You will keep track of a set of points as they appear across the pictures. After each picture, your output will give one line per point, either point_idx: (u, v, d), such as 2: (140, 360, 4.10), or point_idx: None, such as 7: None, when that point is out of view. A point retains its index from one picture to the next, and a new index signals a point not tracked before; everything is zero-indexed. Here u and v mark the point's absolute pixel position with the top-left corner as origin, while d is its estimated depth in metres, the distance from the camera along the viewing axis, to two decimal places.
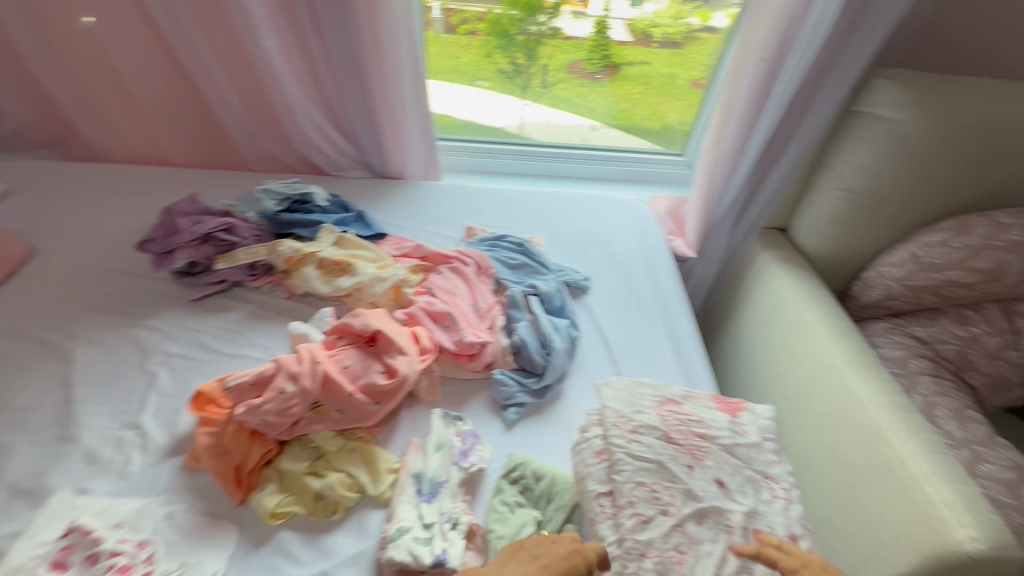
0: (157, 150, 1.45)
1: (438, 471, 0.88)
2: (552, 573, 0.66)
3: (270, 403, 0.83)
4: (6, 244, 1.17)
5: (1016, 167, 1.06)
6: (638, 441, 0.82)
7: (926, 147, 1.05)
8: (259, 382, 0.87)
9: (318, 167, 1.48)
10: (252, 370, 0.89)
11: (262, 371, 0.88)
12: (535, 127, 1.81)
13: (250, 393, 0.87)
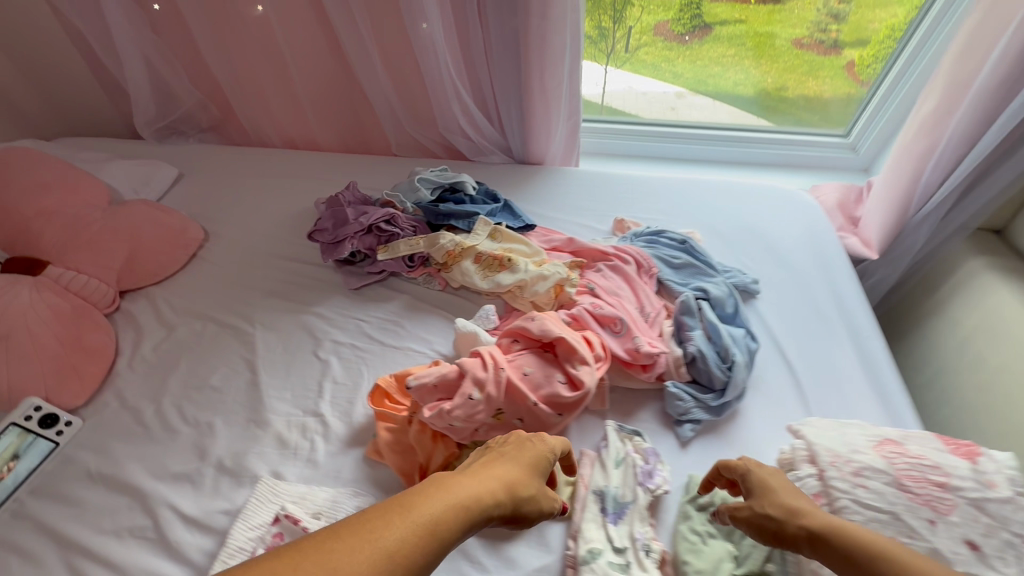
0: (306, 134, 1.48)
1: (621, 490, 0.84)
2: (533, 454, 0.78)
3: (458, 409, 0.82)
4: (188, 228, 1.24)
5: None
6: (864, 487, 0.71)
7: None
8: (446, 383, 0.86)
9: (458, 152, 1.45)
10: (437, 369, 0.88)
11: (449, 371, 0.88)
12: (614, 95, 1.66)
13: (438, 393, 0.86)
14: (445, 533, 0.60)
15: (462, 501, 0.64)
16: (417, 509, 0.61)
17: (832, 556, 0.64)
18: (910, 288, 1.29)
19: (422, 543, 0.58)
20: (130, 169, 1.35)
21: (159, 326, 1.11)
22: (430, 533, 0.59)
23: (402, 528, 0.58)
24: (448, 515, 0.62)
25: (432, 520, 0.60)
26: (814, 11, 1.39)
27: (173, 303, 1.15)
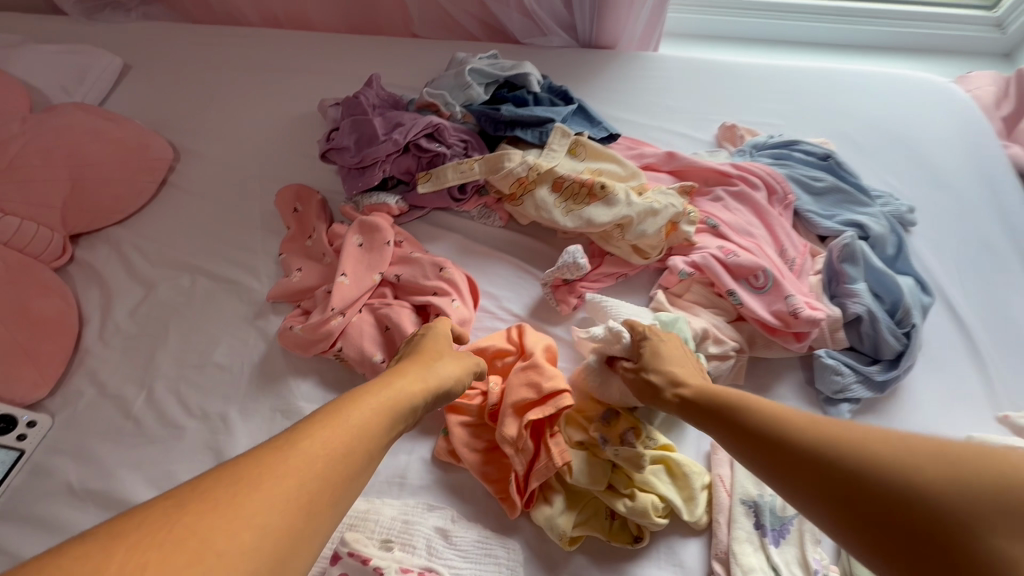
0: (293, 5, 1.09)
1: (779, 499, 0.65)
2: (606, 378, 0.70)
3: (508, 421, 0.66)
4: (149, 143, 0.91)
5: None
6: None
7: None
8: (310, 307, 0.78)
9: (504, 31, 1.08)
10: (295, 273, 0.81)
11: (301, 264, 0.82)
12: None
13: (294, 315, 0.78)
14: (368, 439, 0.43)
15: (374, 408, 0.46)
16: (325, 432, 0.41)
17: (743, 425, 0.51)
18: None
19: (347, 471, 0.40)
20: (53, 58, 0.98)
21: (131, 282, 0.83)
22: (359, 435, 0.43)
23: (307, 461, 0.38)
24: (376, 421, 0.45)
25: (357, 432, 0.43)
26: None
27: (144, 249, 0.86)
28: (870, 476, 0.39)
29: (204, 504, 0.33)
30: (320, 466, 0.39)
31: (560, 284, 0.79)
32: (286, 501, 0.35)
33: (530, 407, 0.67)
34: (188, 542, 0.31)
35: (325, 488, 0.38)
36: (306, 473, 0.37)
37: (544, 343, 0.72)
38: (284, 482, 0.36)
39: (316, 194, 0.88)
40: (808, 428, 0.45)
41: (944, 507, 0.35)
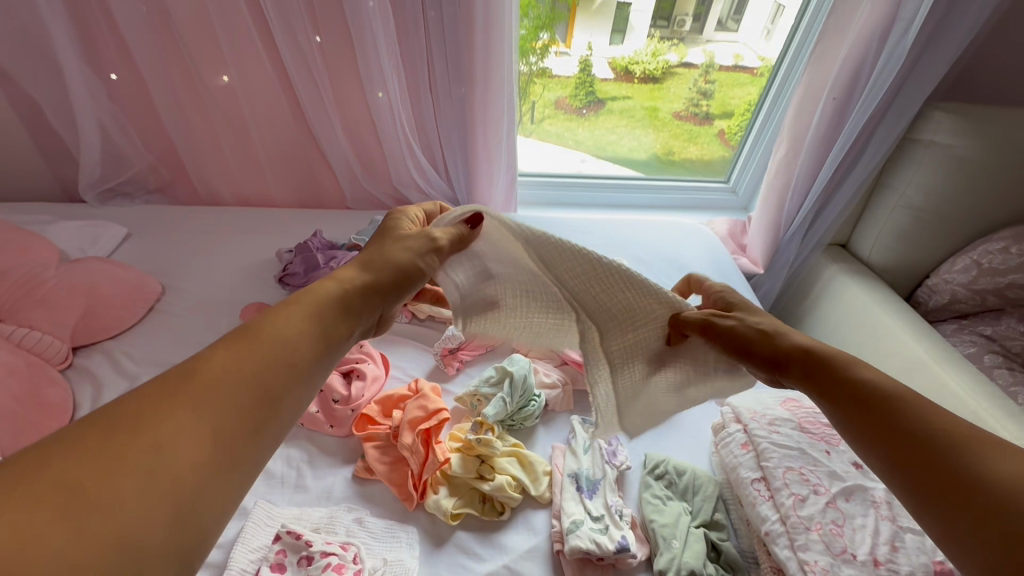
0: (261, 192, 1.58)
1: (592, 469, 0.97)
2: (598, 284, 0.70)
3: (406, 437, 0.97)
4: (145, 281, 1.25)
5: None
6: (778, 432, 0.91)
7: (961, 168, 1.19)
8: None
9: (410, 203, 1.61)
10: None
11: None
12: None
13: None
14: (314, 336, 0.57)
15: (302, 322, 0.57)
16: (262, 341, 0.54)
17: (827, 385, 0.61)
18: (791, 292, 1.59)
19: (277, 375, 0.52)
20: (76, 229, 1.35)
21: (119, 377, 1.10)
22: (309, 334, 0.57)
23: (256, 365, 0.52)
24: (315, 323, 0.58)
25: (299, 332, 0.56)
26: (687, 89, 1.82)
27: (132, 353, 1.14)
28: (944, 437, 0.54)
29: (100, 428, 0.42)
30: (241, 397, 0.49)
31: (446, 353, 1.16)
32: (224, 393, 0.48)
33: (421, 422, 0.98)
34: (128, 439, 0.42)
35: (244, 405, 0.48)
36: (238, 373, 0.50)
37: (432, 384, 1.07)
38: (197, 395, 0.47)
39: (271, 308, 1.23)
40: (867, 381, 0.60)
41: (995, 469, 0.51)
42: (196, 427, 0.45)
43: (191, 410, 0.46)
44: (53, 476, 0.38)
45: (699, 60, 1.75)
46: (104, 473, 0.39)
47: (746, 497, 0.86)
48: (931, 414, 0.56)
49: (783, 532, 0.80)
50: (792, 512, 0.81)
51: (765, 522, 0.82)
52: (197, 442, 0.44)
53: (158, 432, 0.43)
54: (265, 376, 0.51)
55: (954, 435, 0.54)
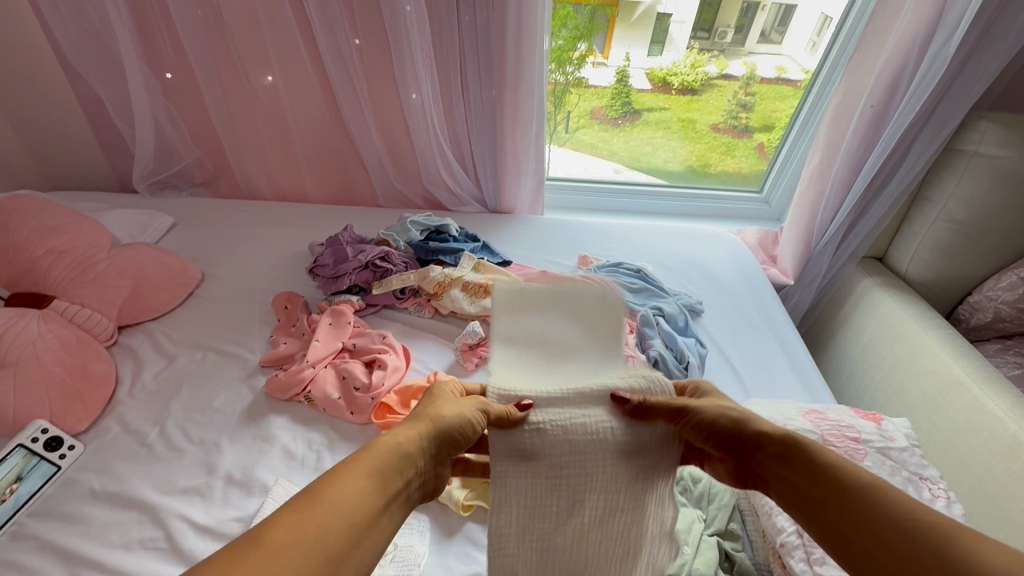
0: (298, 187, 1.65)
1: None
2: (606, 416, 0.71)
3: None
4: (186, 268, 1.33)
5: None
6: None
7: (1008, 179, 1.14)
8: (291, 365, 1.12)
9: (438, 202, 1.65)
10: (282, 345, 1.16)
11: (286, 339, 1.18)
12: None
13: (278, 372, 1.12)
14: (367, 507, 0.52)
15: (343, 496, 0.51)
16: (317, 505, 0.49)
17: (795, 474, 0.61)
18: (824, 305, 1.54)
19: (348, 528, 0.49)
20: (127, 217, 1.44)
21: (158, 356, 1.16)
22: (352, 500, 0.51)
23: (326, 526, 0.48)
24: (377, 488, 0.54)
25: (363, 496, 0.52)
26: (726, 101, 1.79)
27: (171, 334, 1.21)
28: (896, 520, 0.52)
29: (254, 560, 0.43)
30: (346, 516, 0.50)
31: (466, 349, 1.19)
32: (320, 542, 0.47)
33: None
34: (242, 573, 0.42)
35: (346, 531, 0.49)
36: (355, 493, 0.52)
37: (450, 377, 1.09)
38: (311, 540, 0.46)
39: (301, 298, 1.28)
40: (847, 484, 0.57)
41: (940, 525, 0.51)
42: None
43: (326, 515, 0.49)
44: None
45: (739, 73, 1.72)
46: None
47: (762, 506, 0.84)
48: (905, 514, 0.52)
49: (799, 543, 0.78)
50: (809, 523, 0.79)
51: (778, 532, 0.80)
52: None
53: (306, 561, 0.45)
54: (346, 525, 0.49)
55: (925, 533, 0.50)
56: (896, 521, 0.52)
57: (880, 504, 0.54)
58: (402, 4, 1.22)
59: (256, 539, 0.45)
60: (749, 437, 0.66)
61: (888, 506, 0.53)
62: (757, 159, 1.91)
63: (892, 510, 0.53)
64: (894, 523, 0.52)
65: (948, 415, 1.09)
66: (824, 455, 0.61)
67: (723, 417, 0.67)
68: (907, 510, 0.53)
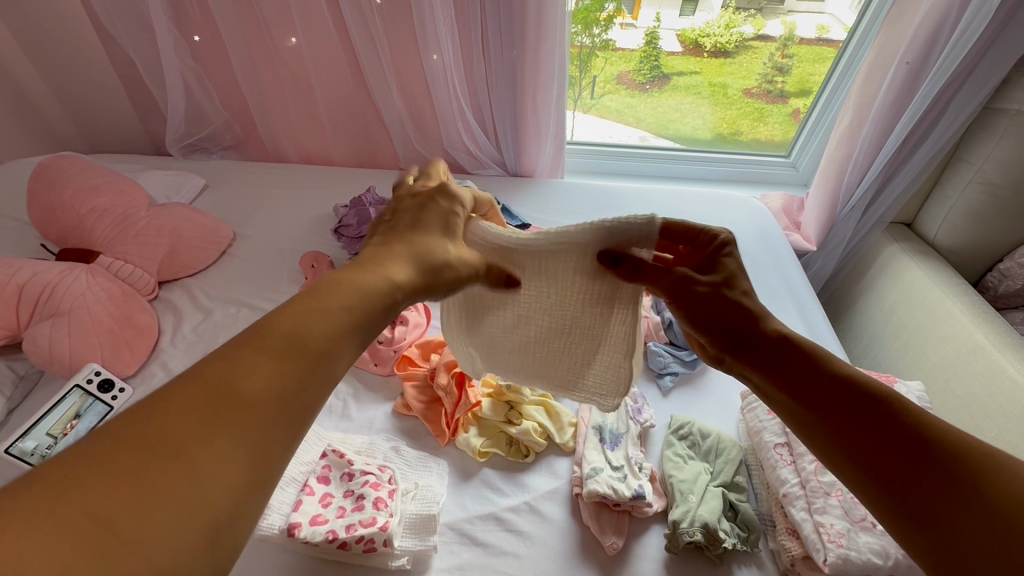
0: (323, 151, 1.68)
1: (616, 424, 1.00)
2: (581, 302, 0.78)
3: (442, 379, 1.03)
4: (219, 227, 1.38)
5: None
6: None
7: None
8: None
9: (459, 166, 1.66)
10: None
11: None
12: None
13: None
14: (322, 348, 0.44)
15: (288, 338, 0.43)
16: (259, 355, 0.41)
17: (800, 371, 0.59)
18: (848, 272, 1.52)
19: (297, 381, 0.41)
20: (162, 178, 1.51)
21: (196, 310, 1.24)
22: (301, 342, 0.43)
23: (271, 376, 0.40)
24: (331, 325, 0.45)
25: (315, 336, 0.44)
26: (760, 65, 1.73)
27: (207, 289, 1.28)
28: (941, 432, 0.51)
29: (177, 430, 0.35)
30: (292, 355, 0.42)
31: None
32: (262, 398, 0.39)
33: (456, 365, 1.05)
34: (167, 441, 0.35)
35: (295, 393, 0.41)
36: (308, 333, 0.43)
37: None
38: (252, 399, 0.39)
39: (327, 257, 1.33)
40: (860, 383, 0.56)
41: (967, 439, 0.50)
42: (210, 468, 0.35)
43: (268, 364, 0.40)
44: (89, 490, 0.32)
45: (777, 33, 1.65)
46: (183, 486, 0.34)
47: (767, 460, 0.87)
48: (938, 424, 0.52)
49: (801, 494, 0.81)
50: (813, 476, 0.81)
51: (782, 483, 0.83)
52: (239, 454, 0.36)
53: (243, 422, 0.37)
54: (301, 373, 0.41)
55: (961, 442, 0.50)
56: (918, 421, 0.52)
57: (924, 417, 0.52)
58: None
59: (190, 387, 0.38)
60: (754, 332, 0.63)
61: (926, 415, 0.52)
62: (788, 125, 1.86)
63: (927, 422, 0.52)
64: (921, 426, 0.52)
65: (966, 381, 1.09)
66: (831, 358, 0.59)
67: (739, 306, 0.64)
68: (933, 419, 0.52)
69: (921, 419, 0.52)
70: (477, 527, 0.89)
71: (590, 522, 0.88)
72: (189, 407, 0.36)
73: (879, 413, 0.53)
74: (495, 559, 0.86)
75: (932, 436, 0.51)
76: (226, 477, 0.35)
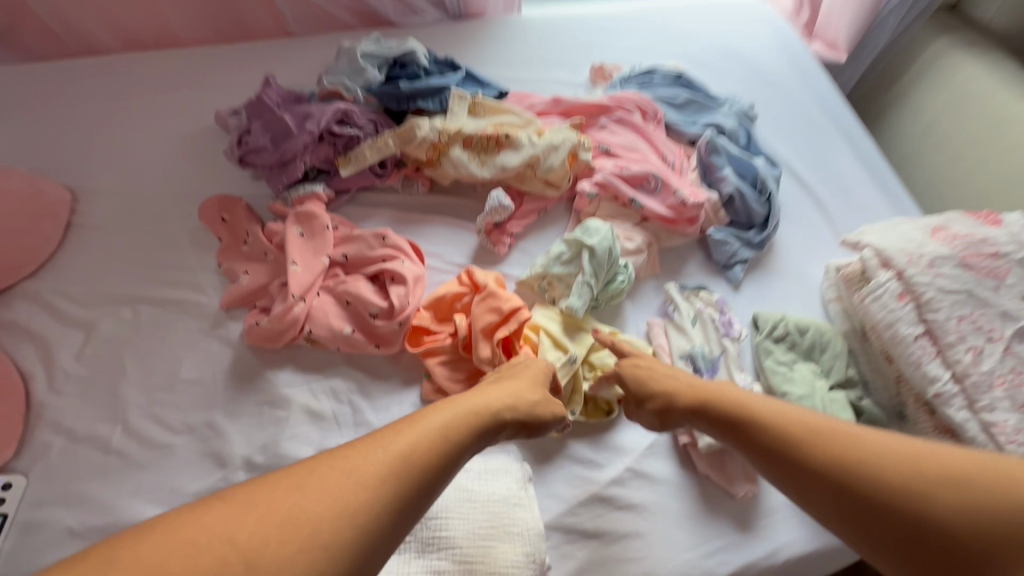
0: (154, 24, 1.08)
1: (706, 346, 0.81)
2: (493, 503, 0.68)
3: (484, 349, 0.76)
4: (42, 189, 0.89)
5: None
6: (941, 275, 0.73)
7: None
8: (267, 303, 0.81)
9: (378, 17, 1.14)
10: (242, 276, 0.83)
11: (246, 267, 0.85)
12: None
13: (253, 314, 0.81)
14: (448, 448, 0.50)
15: (424, 430, 0.49)
16: (407, 428, 0.49)
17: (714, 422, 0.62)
18: (869, 83, 1.30)
19: (415, 456, 0.47)
20: None
21: (67, 328, 0.81)
22: (443, 441, 0.49)
23: (409, 445, 0.47)
24: (452, 424, 0.52)
25: (444, 430, 0.50)
26: None
27: (67, 290, 0.84)
28: (855, 472, 0.50)
29: (323, 470, 0.43)
30: (427, 445, 0.48)
31: (492, 229, 0.89)
32: (392, 458, 0.46)
33: (495, 328, 0.77)
34: (309, 481, 0.42)
35: (411, 466, 0.46)
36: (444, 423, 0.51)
37: (493, 275, 0.83)
38: (378, 456, 0.45)
39: (239, 201, 0.89)
40: (762, 429, 0.57)
41: (868, 480, 0.49)
42: (329, 503, 0.41)
43: (406, 436, 0.48)
44: (226, 513, 0.39)
45: None
46: (291, 508, 0.40)
47: (906, 357, 0.72)
48: (849, 459, 0.50)
49: (955, 393, 0.69)
50: (969, 368, 0.69)
51: (925, 381, 0.71)
52: (348, 516, 0.41)
53: (365, 476, 0.44)
54: (425, 456, 0.47)
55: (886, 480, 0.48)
56: (856, 449, 0.51)
57: (854, 465, 0.50)
58: None
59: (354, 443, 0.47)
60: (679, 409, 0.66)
61: (849, 457, 0.51)
62: None
63: (866, 473, 0.49)
64: (833, 474, 0.51)
65: None
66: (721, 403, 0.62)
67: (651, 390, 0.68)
68: (844, 463, 0.51)
69: (814, 449, 0.53)
70: (583, 517, 0.72)
71: (712, 473, 0.74)
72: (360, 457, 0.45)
73: (804, 464, 0.53)
74: (616, 547, 0.70)
75: (832, 467, 0.51)
76: (326, 521, 0.40)
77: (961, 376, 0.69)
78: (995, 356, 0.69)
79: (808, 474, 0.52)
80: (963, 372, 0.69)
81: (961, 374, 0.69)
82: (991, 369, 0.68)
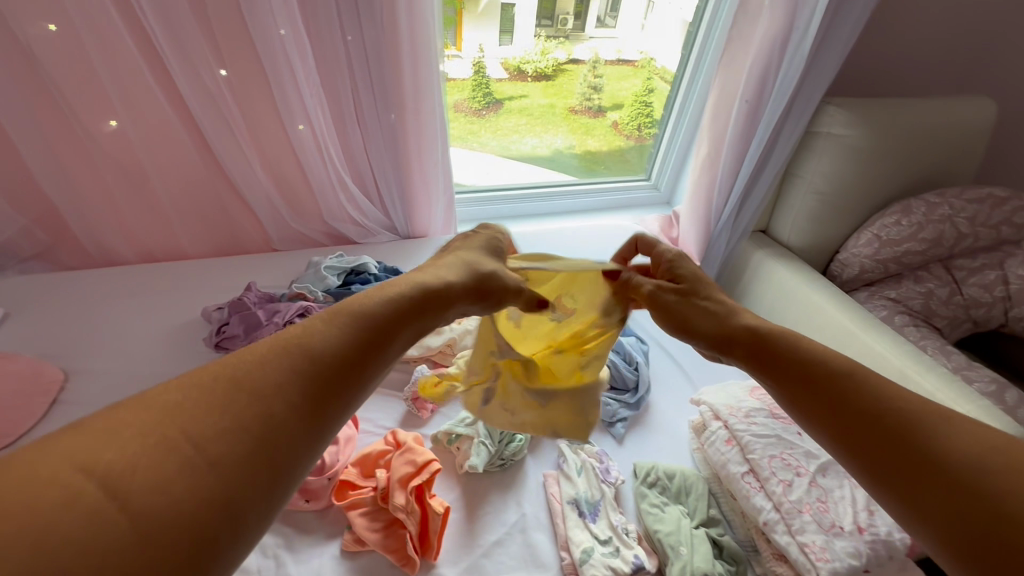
0: (168, 244, 1.40)
1: (590, 492, 0.97)
2: None
3: (398, 497, 0.91)
4: (41, 371, 1.07)
5: (916, 165, 1.42)
6: (755, 422, 0.97)
7: (848, 159, 1.39)
8: None
9: (345, 237, 1.52)
10: None
11: None
12: None
13: None
14: (310, 374, 0.45)
15: (276, 375, 0.44)
16: (254, 369, 0.43)
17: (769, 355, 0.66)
18: (725, 279, 1.71)
19: (276, 399, 0.42)
20: None
21: None
22: (299, 376, 0.45)
23: (256, 385, 0.42)
24: (312, 353, 0.47)
25: (305, 361, 0.46)
26: (578, 85, 1.81)
27: None
28: (908, 412, 0.55)
29: (134, 443, 0.36)
30: (280, 388, 0.43)
31: (417, 397, 1.10)
32: (242, 412, 0.40)
33: (410, 478, 0.93)
34: (125, 465, 0.35)
35: (268, 416, 0.41)
36: (296, 356, 0.46)
37: (413, 434, 1.01)
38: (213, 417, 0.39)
39: None
40: (822, 362, 0.62)
41: (909, 416, 0.55)
42: (183, 478, 0.35)
43: (239, 385, 0.42)
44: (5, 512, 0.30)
45: (586, 58, 1.75)
46: (122, 493, 0.33)
47: (740, 491, 0.91)
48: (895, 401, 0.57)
49: (778, 519, 0.86)
50: (784, 497, 0.87)
51: (756, 509, 0.88)
52: (202, 477, 0.36)
53: (217, 441, 0.38)
54: (286, 397, 0.43)
55: (914, 420, 0.55)
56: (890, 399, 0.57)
57: (901, 408, 0.56)
58: (275, 29, 1.08)
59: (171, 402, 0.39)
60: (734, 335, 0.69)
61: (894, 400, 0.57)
62: (612, 138, 1.98)
63: (900, 414, 0.56)
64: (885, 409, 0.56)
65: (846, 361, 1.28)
66: (784, 339, 0.66)
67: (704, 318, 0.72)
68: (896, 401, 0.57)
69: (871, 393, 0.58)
70: None
71: None
72: (191, 394, 0.40)
73: (847, 395, 0.59)
74: None
75: (878, 404, 0.57)
76: (177, 500, 0.34)
77: (780, 504, 0.87)
78: (802, 487, 0.88)
79: (850, 410, 0.58)
80: (780, 500, 0.87)
81: (778, 502, 0.87)
82: (800, 497, 0.87)
